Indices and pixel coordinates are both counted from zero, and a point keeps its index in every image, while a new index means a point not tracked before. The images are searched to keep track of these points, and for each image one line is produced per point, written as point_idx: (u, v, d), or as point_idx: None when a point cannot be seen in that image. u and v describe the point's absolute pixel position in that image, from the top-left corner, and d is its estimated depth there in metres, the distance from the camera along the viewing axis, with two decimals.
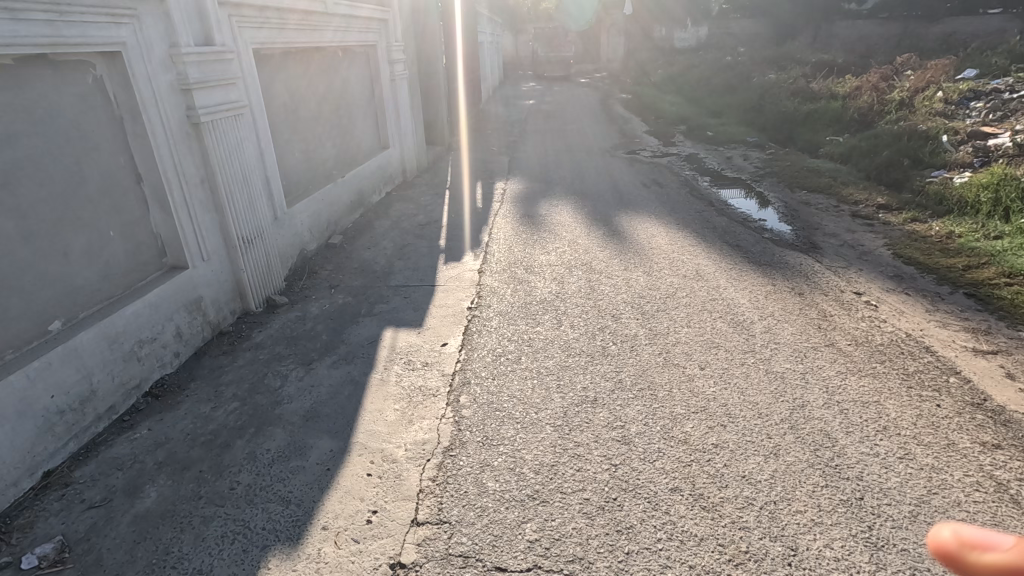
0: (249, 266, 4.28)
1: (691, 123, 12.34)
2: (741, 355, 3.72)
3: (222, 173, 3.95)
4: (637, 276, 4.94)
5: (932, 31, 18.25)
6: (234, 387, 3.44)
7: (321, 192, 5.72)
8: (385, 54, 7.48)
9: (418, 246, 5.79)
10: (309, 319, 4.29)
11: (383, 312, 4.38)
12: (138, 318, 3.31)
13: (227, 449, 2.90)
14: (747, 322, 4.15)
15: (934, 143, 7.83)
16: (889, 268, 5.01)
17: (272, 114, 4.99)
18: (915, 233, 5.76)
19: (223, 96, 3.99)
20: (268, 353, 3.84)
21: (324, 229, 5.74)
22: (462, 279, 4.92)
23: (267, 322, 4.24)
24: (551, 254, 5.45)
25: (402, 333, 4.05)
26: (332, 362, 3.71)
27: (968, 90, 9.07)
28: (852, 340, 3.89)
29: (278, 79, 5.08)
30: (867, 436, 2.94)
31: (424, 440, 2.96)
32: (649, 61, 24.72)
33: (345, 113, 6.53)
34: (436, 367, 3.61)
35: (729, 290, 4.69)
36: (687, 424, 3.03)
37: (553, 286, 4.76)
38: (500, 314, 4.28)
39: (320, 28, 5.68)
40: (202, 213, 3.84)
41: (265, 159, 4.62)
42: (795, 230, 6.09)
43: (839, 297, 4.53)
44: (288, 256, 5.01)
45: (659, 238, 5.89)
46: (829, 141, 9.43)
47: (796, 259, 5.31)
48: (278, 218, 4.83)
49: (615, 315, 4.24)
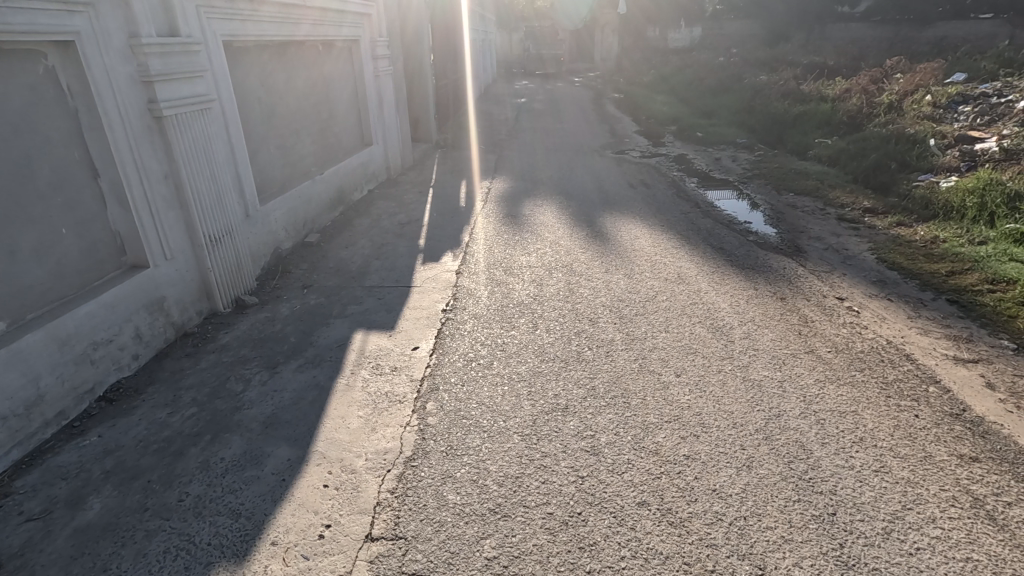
0: (217, 264, 4.15)
1: (681, 123, 12.27)
2: (718, 362, 3.64)
3: (188, 169, 3.82)
4: (618, 279, 4.84)
5: (923, 35, 18.26)
6: (194, 391, 3.31)
7: (297, 188, 5.57)
8: (369, 49, 7.33)
9: (397, 246, 5.66)
10: (279, 321, 4.17)
11: (355, 314, 4.27)
12: (93, 319, 3.17)
13: (180, 457, 2.78)
14: (726, 327, 4.07)
15: (921, 147, 7.78)
16: (872, 273, 4.94)
17: (245, 108, 4.85)
18: (901, 238, 5.71)
19: (189, 89, 3.86)
20: (232, 355, 3.71)
21: (300, 227, 5.60)
22: (438, 280, 4.81)
23: (235, 324, 4.11)
24: (531, 255, 5.35)
25: (373, 336, 3.93)
26: (298, 365, 3.59)
27: (956, 93, 9.05)
28: (832, 347, 3.82)
29: (253, 74, 4.95)
30: (843, 448, 2.86)
31: (386, 449, 2.85)
32: (641, 61, 24.66)
33: (326, 109, 6.41)
34: (405, 372, 3.51)
35: (711, 294, 4.60)
36: (660, 434, 2.94)
37: (531, 288, 4.66)
38: (476, 317, 4.17)
39: (298, 22, 5.55)
40: (165, 210, 3.71)
41: (236, 155, 4.49)
42: (780, 233, 6.02)
43: (821, 303, 4.46)
44: (260, 255, 4.87)
45: (642, 240, 5.80)
46: (818, 143, 9.37)
47: (780, 262, 5.23)
48: (249, 216, 4.69)
49: (593, 319, 4.15)
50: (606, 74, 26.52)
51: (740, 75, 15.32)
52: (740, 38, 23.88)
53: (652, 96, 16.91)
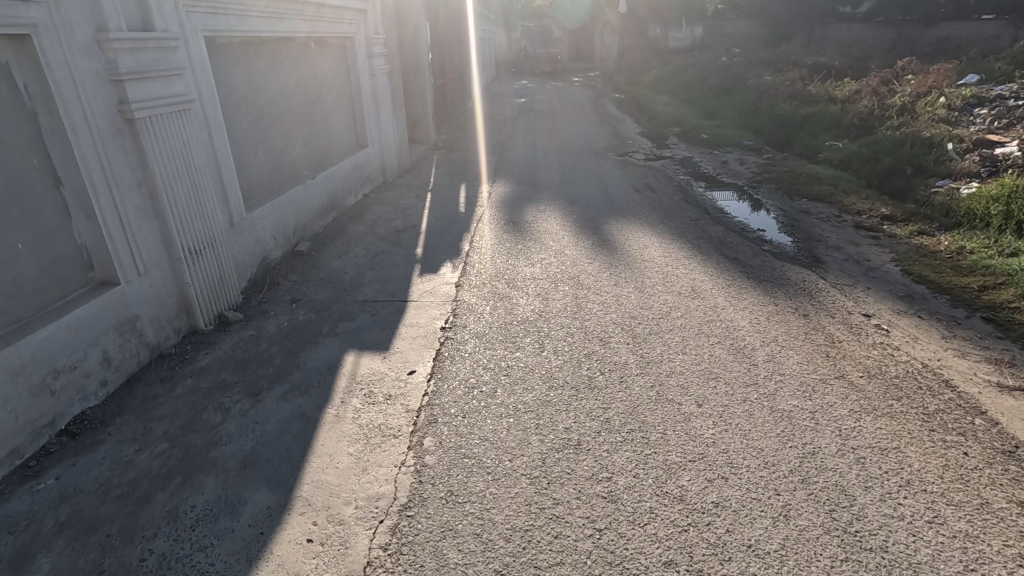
0: (197, 278, 3.82)
1: (685, 125, 11.97)
2: (742, 389, 3.33)
3: (163, 175, 3.50)
4: (628, 293, 4.54)
5: (927, 36, 18.10)
6: (166, 424, 2.99)
7: (287, 194, 5.25)
8: (365, 47, 7.02)
9: (393, 255, 5.35)
10: (264, 340, 3.84)
11: (346, 332, 3.95)
12: (53, 344, 2.84)
13: (145, 505, 2.47)
14: (748, 348, 3.78)
15: (938, 151, 7.51)
16: (898, 286, 4.65)
17: (231, 109, 4.52)
18: (924, 248, 5.42)
19: (164, 88, 3.53)
20: (211, 380, 3.39)
21: (290, 235, 5.27)
22: (436, 294, 4.50)
23: (216, 343, 3.78)
24: (535, 266, 5.05)
25: (366, 358, 3.62)
26: (282, 392, 3.27)
27: (971, 96, 8.81)
28: (864, 372, 3.52)
29: (239, 72, 4.62)
30: (890, 494, 2.56)
31: (378, 495, 2.54)
32: (641, 61, 24.37)
33: (318, 109, 6.09)
34: (401, 402, 3.20)
35: (728, 310, 4.31)
36: (684, 477, 2.65)
37: (536, 303, 4.35)
38: (477, 336, 3.86)
39: (289, 17, 5.23)
40: (138, 220, 3.38)
41: (219, 159, 4.17)
42: (795, 242, 5.72)
43: (847, 320, 4.17)
44: (246, 266, 4.54)
45: (652, 250, 5.50)
46: (828, 146, 9.09)
47: (799, 274, 4.94)
48: (234, 225, 4.36)
49: (604, 339, 3.84)
50: (605, 73, 26.21)
51: (743, 76, 15.03)
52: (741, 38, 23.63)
53: (654, 96, 16.61)
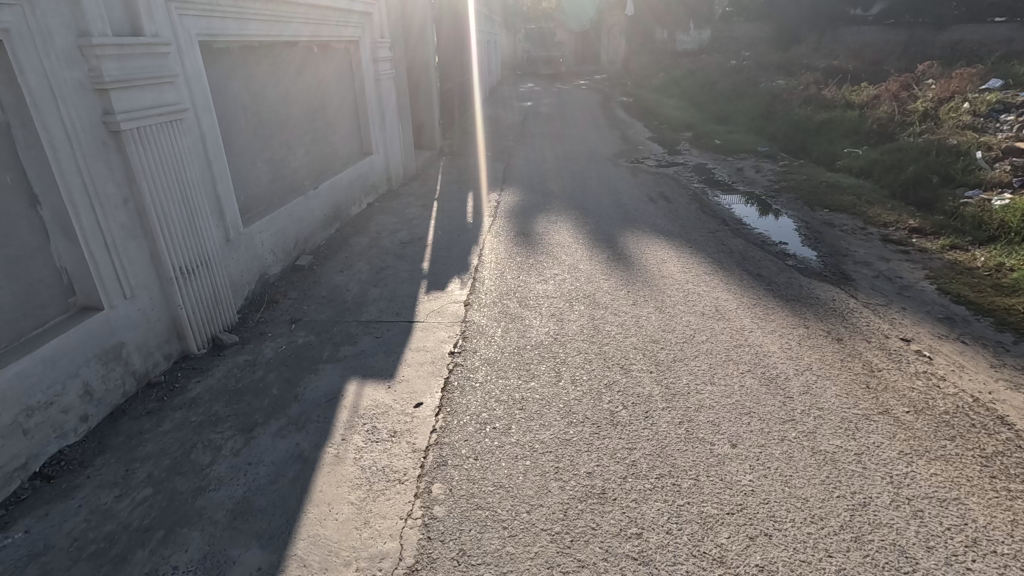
0: (189, 300, 3.57)
1: (696, 130, 11.67)
2: (779, 426, 3.05)
3: (152, 191, 3.25)
4: (648, 314, 4.26)
5: (939, 38, 17.86)
6: (151, 465, 2.74)
7: (287, 206, 5.00)
8: (369, 52, 6.78)
9: (398, 269, 5.10)
10: (260, 366, 3.59)
11: (349, 357, 3.69)
12: (27, 379, 2.60)
13: (122, 565, 2.22)
14: (780, 377, 3.50)
15: (966, 159, 7.21)
16: (936, 307, 4.36)
17: (228, 118, 4.28)
18: (959, 264, 5.13)
19: (153, 97, 3.29)
20: (202, 413, 3.13)
21: (290, 248, 5.01)
22: (445, 314, 4.25)
23: (209, 370, 3.53)
24: (549, 282, 4.79)
25: (369, 388, 3.36)
26: (278, 428, 3.01)
27: (997, 102, 8.52)
28: (910, 406, 3.24)
29: (238, 79, 4.38)
30: (956, 556, 2.28)
31: (382, 554, 2.28)
32: (649, 64, 24.11)
33: (321, 116, 5.85)
34: (407, 440, 2.94)
35: (755, 333, 4.03)
36: (723, 533, 2.37)
37: (551, 324, 4.09)
38: (488, 363, 3.60)
39: (291, 20, 4.99)
40: (123, 239, 3.14)
41: (215, 171, 3.92)
42: (820, 256, 5.43)
43: (884, 346, 3.88)
44: (243, 284, 4.29)
45: (670, 264, 5.22)
46: (848, 152, 8.79)
47: (828, 293, 4.65)
48: (230, 241, 4.11)
49: (625, 366, 3.57)
50: (612, 76, 25.93)
51: (754, 79, 14.73)
52: (750, 39, 23.32)
53: (663, 100, 16.36)
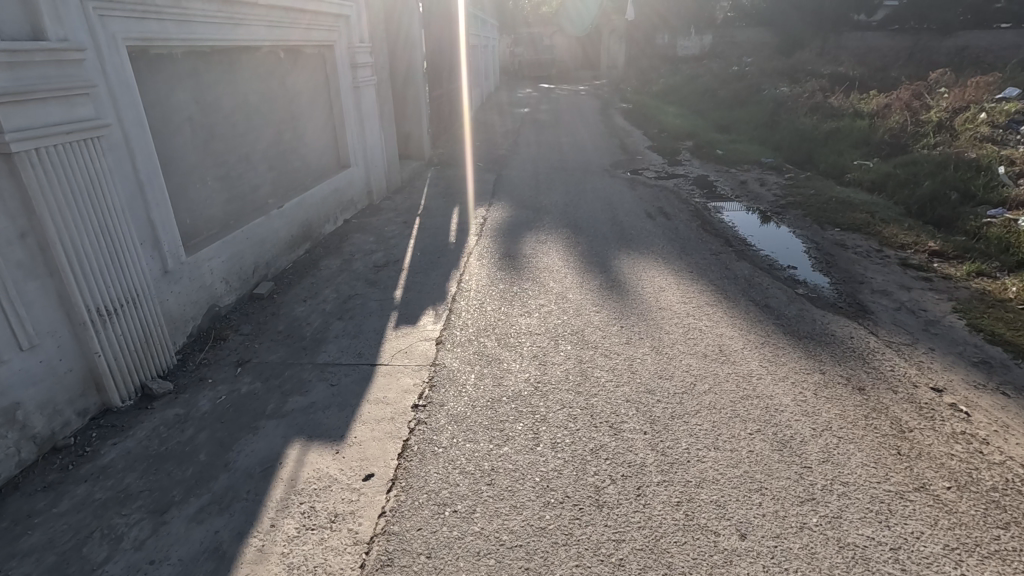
0: (111, 346, 3.07)
1: (697, 139, 11.19)
2: (797, 509, 2.55)
3: (59, 221, 2.76)
4: (642, 356, 3.76)
5: (944, 45, 17.69)
6: (31, 564, 2.24)
7: (243, 228, 4.49)
8: (346, 57, 6.31)
9: (367, 298, 4.60)
10: (191, 423, 3.09)
11: (296, 411, 3.19)
12: None
13: None
14: (797, 441, 2.99)
15: (987, 175, 6.74)
16: (969, 348, 3.87)
17: (169, 132, 3.79)
18: (988, 295, 4.65)
19: (63, 112, 2.81)
20: (110, 488, 2.63)
21: (246, 275, 4.50)
22: (413, 355, 3.76)
23: (131, 428, 3.03)
24: (533, 315, 4.30)
25: (314, 455, 2.86)
26: (196, 510, 2.51)
27: (1015, 112, 8.07)
28: (951, 481, 2.74)
29: (182, 89, 3.91)
30: None
31: None
32: (649, 69, 23.72)
33: (288, 127, 5.37)
34: (349, 527, 2.44)
35: (764, 381, 3.52)
36: None
37: (532, 369, 3.59)
38: (455, 421, 3.10)
39: (250, 23, 4.52)
40: (18, 280, 2.65)
41: (149, 195, 3.43)
42: (833, 283, 4.94)
43: (913, 397, 3.38)
44: (184, 320, 3.78)
45: (668, 293, 4.73)
46: (858, 164, 8.30)
47: (845, 329, 4.15)
48: (168, 273, 3.61)
49: (614, 425, 3.07)
50: (612, 81, 25.50)
51: (757, 86, 14.25)
52: (752, 44, 22.87)
53: (664, 106, 15.91)
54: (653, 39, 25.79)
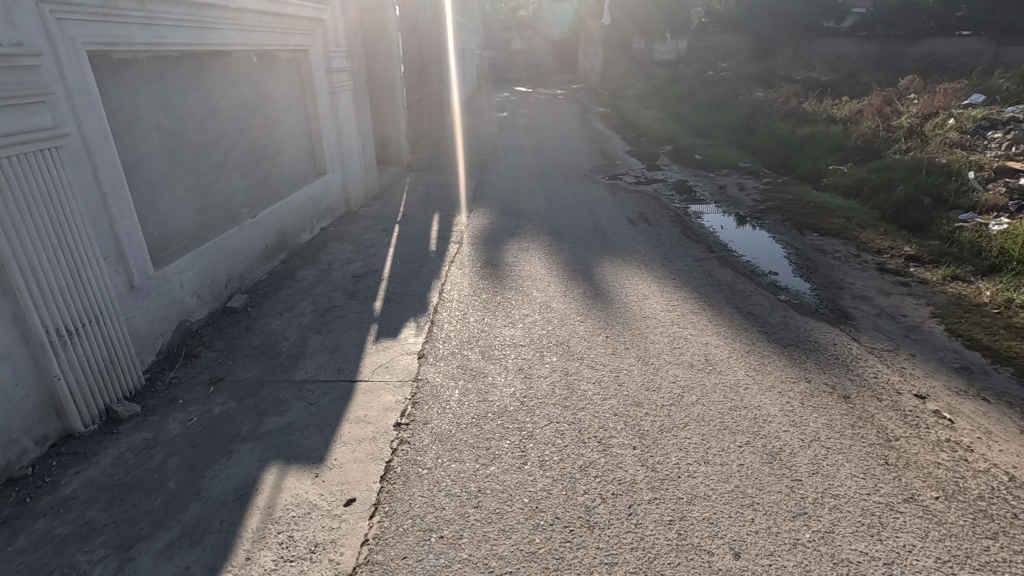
0: (74, 369, 2.89)
1: (676, 143, 11.26)
2: (789, 524, 2.52)
3: (15, 237, 2.60)
4: (629, 367, 3.71)
5: (910, 51, 18.23)
6: None
7: (215, 239, 4.32)
8: (322, 62, 6.17)
9: (346, 311, 4.46)
10: (160, 449, 2.93)
11: (272, 433, 3.06)
12: None
13: None
14: (786, 453, 2.96)
15: (958, 180, 6.89)
16: (949, 353, 3.91)
17: (135, 141, 3.62)
18: (964, 299, 4.73)
19: (19, 122, 2.65)
20: (72, 522, 2.48)
21: (217, 287, 4.33)
22: (394, 370, 3.65)
23: (94, 455, 2.87)
24: (517, 326, 4.22)
25: (292, 479, 2.73)
26: (165, 544, 2.37)
27: (983, 118, 8.28)
28: (940, 491, 2.74)
29: (149, 96, 3.74)
30: None
31: None
32: (626, 73, 23.87)
33: (263, 134, 5.21)
34: (330, 558, 2.32)
35: (752, 391, 3.50)
36: None
37: (518, 383, 3.50)
38: (440, 439, 3.00)
39: (221, 26, 4.36)
40: None
41: (113, 208, 3.25)
42: (814, 289, 4.97)
43: (898, 405, 3.38)
44: (152, 337, 3.61)
45: (652, 301, 4.71)
46: (834, 169, 8.43)
47: (828, 335, 4.16)
48: (134, 288, 3.43)
49: (603, 441, 3.00)
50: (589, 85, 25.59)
51: (734, 91, 14.41)
52: (727, 49, 23.21)
53: (643, 110, 16.01)
54: (630, 43, 25.91)
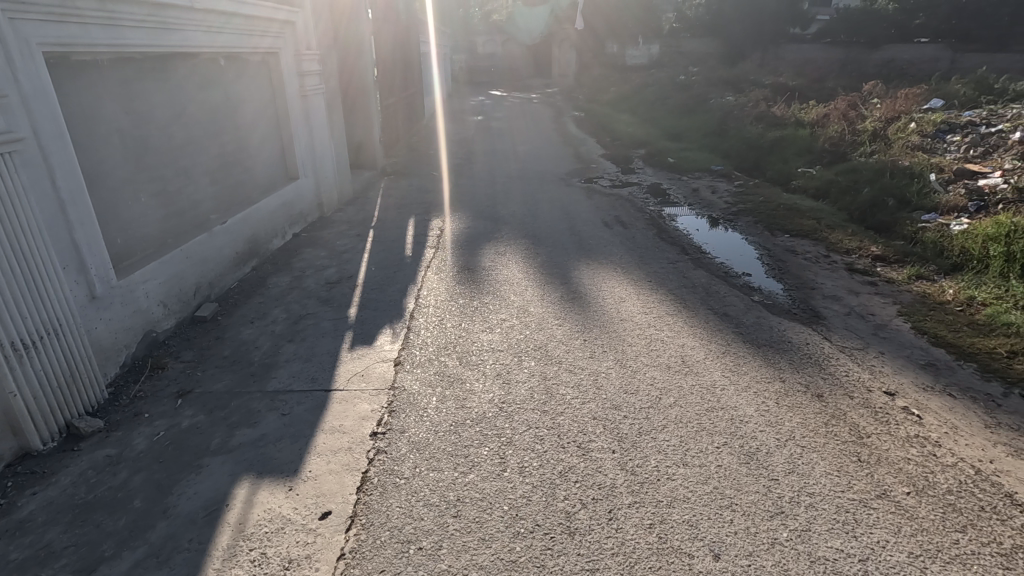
0: (30, 384, 2.76)
1: (650, 147, 11.39)
2: (767, 524, 2.54)
3: None
4: (607, 370, 3.71)
5: (872, 57, 18.84)
6: None
7: (182, 246, 4.19)
8: (293, 65, 6.08)
9: (320, 318, 4.37)
10: (125, 466, 2.81)
11: (244, 445, 2.97)
12: None
13: None
14: (763, 453, 2.99)
15: (921, 182, 7.12)
16: (915, 351, 4.02)
17: (95, 146, 3.49)
18: (929, 297, 4.87)
19: None
20: (30, 545, 2.36)
21: (185, 296, 4.19)
22: (370, 377, 3.58)
23: (54, 474, 2.74)
24: (495, 331, 4.19)
25: (265, 493, 2.65)
26: (130, 565, 2.27)
27: (942, 122, 8.57)
28: (910, 486, 2.80)
29: (110, 99, 3.62)
30: None
31: None
32: (599, 78, 24.09)
33: (232, 138, 5.09)
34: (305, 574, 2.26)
35: (728, 392, 3.53)
36: None
37: (495, 389, 3.47)
38: (417, 448, 2.95)
39: (187, 27, 4.26)
40: None
41: (72, 215, 3.13)
42: (786, 289, 5.07)
43: (868, 402, 3.46)
44: (116, 349, 3.47)
45: (629, 304, 4.73)
46: (803, 171, 8.63)
47: (800, 335, 4.23)
48: (95, 299, 3.30)
49: (582, 446, 2.99)
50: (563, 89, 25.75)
51: (705, 95, 14.66)
52: (697, 54, 23.61)
53: (616, 114, 16.18)
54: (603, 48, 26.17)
